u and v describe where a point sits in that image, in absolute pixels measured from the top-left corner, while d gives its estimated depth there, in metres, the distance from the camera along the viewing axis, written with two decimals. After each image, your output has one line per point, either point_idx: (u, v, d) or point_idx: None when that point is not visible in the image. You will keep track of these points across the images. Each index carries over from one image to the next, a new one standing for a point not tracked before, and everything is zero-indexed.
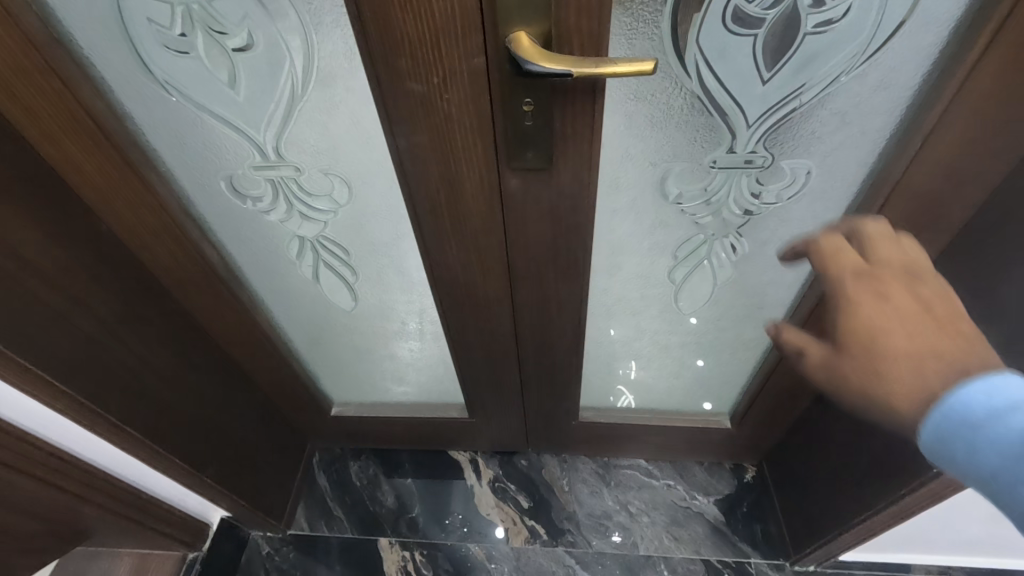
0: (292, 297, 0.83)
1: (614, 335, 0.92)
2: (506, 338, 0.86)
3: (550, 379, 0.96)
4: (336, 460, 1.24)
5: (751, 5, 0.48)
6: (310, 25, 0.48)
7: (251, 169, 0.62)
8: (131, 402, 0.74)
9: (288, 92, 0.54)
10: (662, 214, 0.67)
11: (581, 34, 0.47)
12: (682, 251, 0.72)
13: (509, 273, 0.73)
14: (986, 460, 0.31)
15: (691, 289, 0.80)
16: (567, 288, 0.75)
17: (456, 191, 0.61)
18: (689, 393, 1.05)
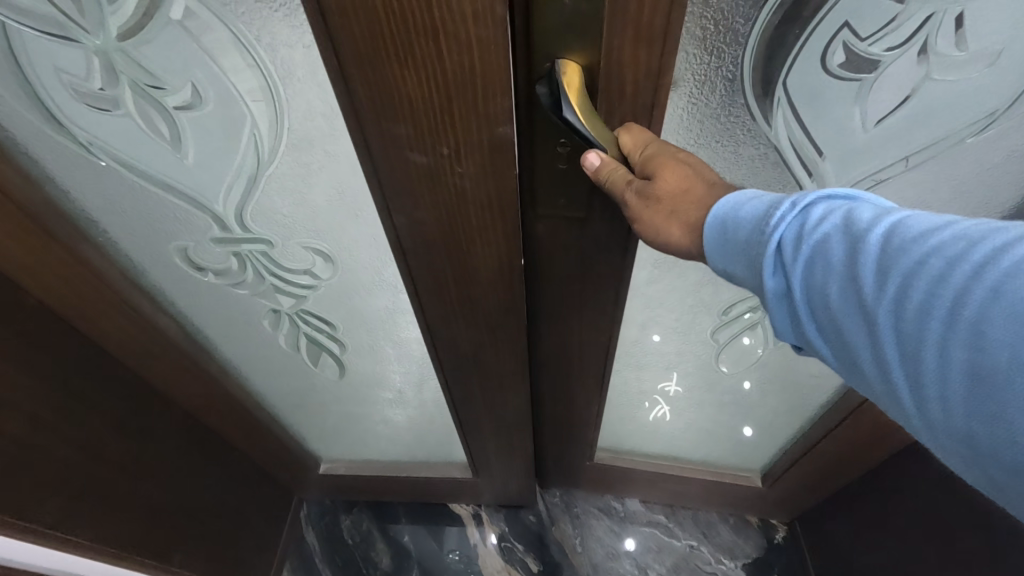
0: (273, 368, 0.72)
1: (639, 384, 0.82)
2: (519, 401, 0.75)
3: (566, 426, 0.86)
4: (326, 513, 1.14)
5: (863, 44, 0.39)
6: (277, 80, 0.36)
7: (212, 241, 0.50)
8: (77, 505, 0.63)
9: (252, 157, 0.41)
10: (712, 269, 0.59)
11: (637, 66, 0.35)
12: (731, 309, 0.66)
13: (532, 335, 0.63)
14: (742, 234, 0.33)
15: (738, 348, 0.73)
16: (594, 346, 0.65)
17: (466, 269, 0.49)
18: (717, 445, 0.96)
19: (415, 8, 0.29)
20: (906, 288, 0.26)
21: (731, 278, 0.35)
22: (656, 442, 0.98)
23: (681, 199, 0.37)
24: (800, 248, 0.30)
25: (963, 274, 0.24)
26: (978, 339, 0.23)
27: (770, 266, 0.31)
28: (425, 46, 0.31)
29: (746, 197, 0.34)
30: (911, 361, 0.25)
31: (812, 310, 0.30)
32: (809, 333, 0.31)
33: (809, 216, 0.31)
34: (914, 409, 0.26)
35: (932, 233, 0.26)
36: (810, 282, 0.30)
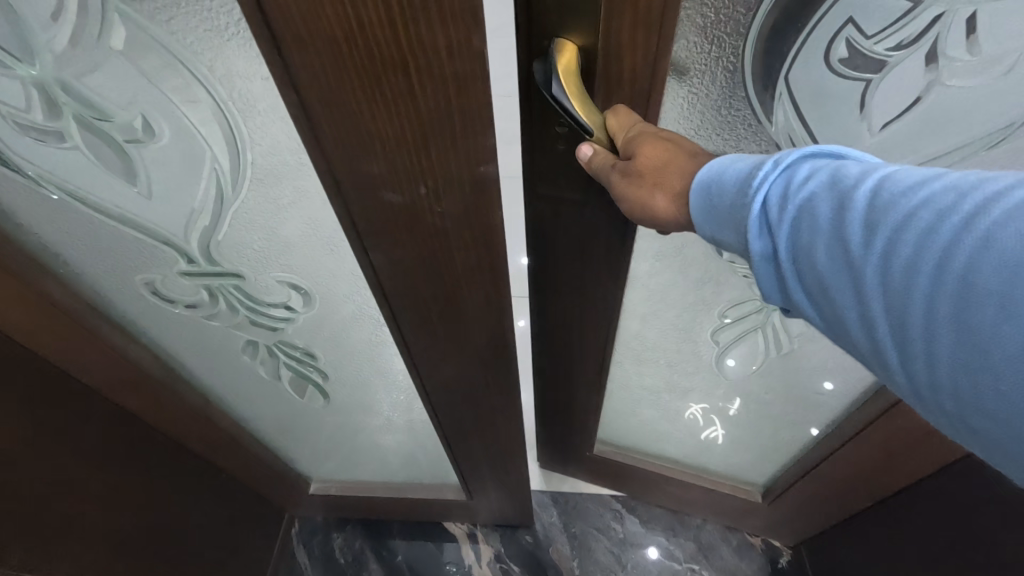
0: (256, 396, 0.69)
1: (638, 379, 0.85)
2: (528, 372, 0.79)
3: (571, 410, 0.88)
4: (319, 530, 1.11)
5: (869, 41, 0.35)
6: (236, 112, 0.32)
7: (180, 274, 0.46)
8: (49, 539, 0.60)
9: (214, 191, 0.37)
10: (710, 267, 0.59)
11: (632, 49, 0.34)
12: (730, 315, 0.65)
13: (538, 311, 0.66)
14: (726, 196, 0.30)
15: (739, 354, 0.72)
16: (598, 334, 0.66)
17: (453, 308, 0.46)
18: (717, 453, 0.97)
19: (381, 37, 0.26)
20: (896, 245, 0.23)
21: (717, 246, 0.31)
22: (654, 440, 1.00)
23: (663, 173, 0.34)
24: (784, 206, 0.27)
25: (955, 227, 0.21)
26: (971, 296, 0.20)
27: (754, 228, 0.28)
28: (394, 82, 0.28)
29: (729, 160, 0.31)
30: (901, 324, 0.23)
31: (798, 274, 0.27)
32: (794, 296, 0.28)
33: (791, 170, 0.27)
34: (903, 374, 0.23)
35: (923, 184, 0.23)
36: (795, 244, 0.26)
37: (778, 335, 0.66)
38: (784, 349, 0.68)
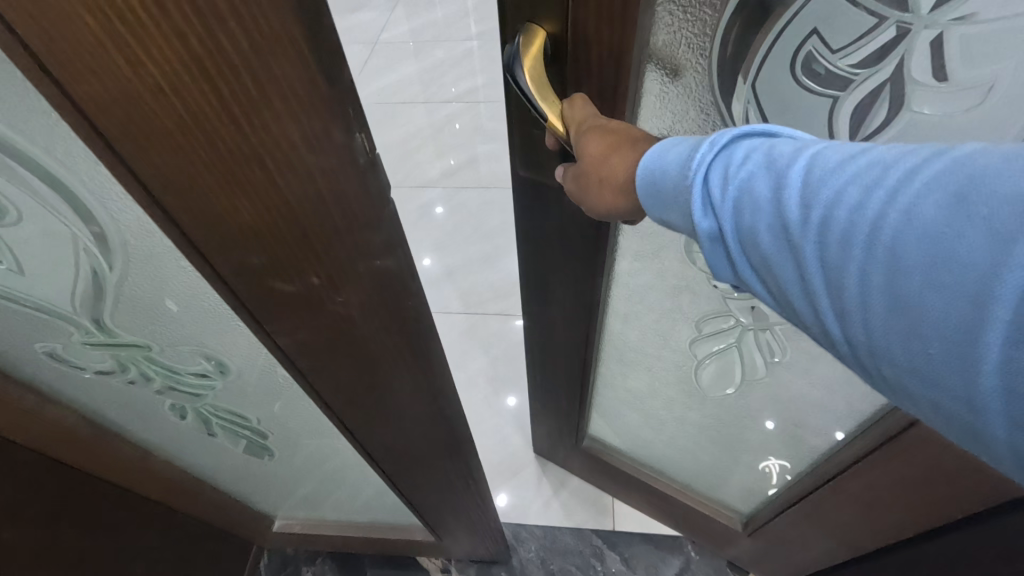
0: (200, 448, 0.65)
1: (629, 378, 1.02)
2: (538, 337, 0.93)
3: (569, 395, 1.02)
4: (287, 563, 1.07)
5: (833, 56, 0.41)
6: (94, 190, 0.27)
7: (83, 343, 0.41)
8: None
9: (93, 266, 0.33)
10: (686, 273, 0.72)
11: (599, 43, 0.41)
12: (703, 330, 0.80)
13: (547, 279, 0.79)
14: (671, 175, 0.33)
15: (722, 366, 0.85)
16: (594, 311, 0.79)
17: (377, 382, 0.42)
18: (694, 465, 1.11)
19: (229, 134, 0.22)
20: (829, 221, 0.25)
21: (668, 227, 0.35)
22: (641, 445, 1.16)
23: (602, 169, 0.41)
24: (726, 187, 0.29)
25: (879, 201, 0.24)
26: (896, 264, 0.23)
27: (700, 208, 0.31)
28: (251, 170, 0.24)
29: (671, 145, 0.34)
30: (835, 290, 0.25)
31: (742, 250, 0.29)
32: (742, 272, 0.30)
33: (730, 153, 0.30)
34: (843, 339, 0.26)
35: (849, 161, 0.25)
36: (740, 223, 0.29)
37: (751, 353, 0.79)
38: (761, 372, 0.81)
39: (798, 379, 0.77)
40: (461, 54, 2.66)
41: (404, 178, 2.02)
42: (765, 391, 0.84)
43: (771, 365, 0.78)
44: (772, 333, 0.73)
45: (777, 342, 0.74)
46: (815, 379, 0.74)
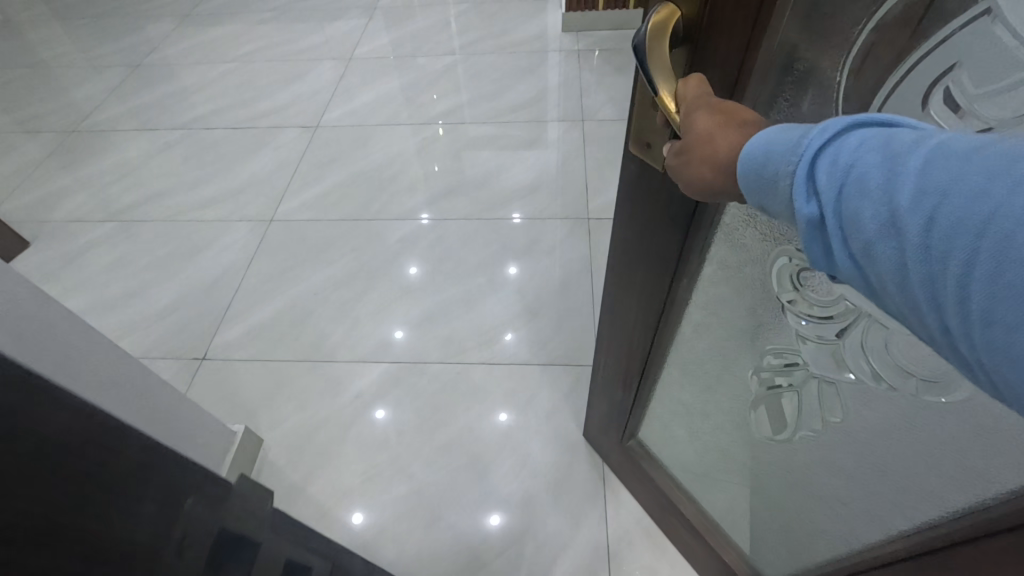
0: None
1: (683, 390, 1.00)
2: (613, 319, 0.96)
3: (628, 386, 1.03)
4: None
5: (973, 96, 0.36)
6: None
7: None
8: None
9: None
10: (761, 299, 0.68)
11: (735, 22, 0.42)
12: (767, 359, 0.74)
13: (637, 265, 0.81)
14: (775, 158, 0.31)
15: (776, 406, 0.78)
16: (668, 306, 0.80)
17: None
18: (728, 502, 1.05)
19: None
20: (940, 208, 0.23)
21: (768, 212, 0.34)
22: (677, 464, 1.13)
23: (705, 147, 0.39)
24: (832, 171, 0.28)
25: (1003, 190, 0.21)
26: (1009, 257, 0.21)
27: (803, 194, 0.29)
28: None
29: (780, 131, 0.33)
30: (939, 279, 0.24)
31: (844, 236, 0.28)
32: (841, 261, 0.29)
33: (839, 140, 0.28)
34: (944, 330, 0.25)
35: (977, 150, 0.23)
36: (843, 208, 0.28)
37: (809, 406, 0.71)
38: (800, 428, 0.75)
39: (845, 446, 0.70)
40: (438, 70, 2.55)
41: (381, 209, 1.91)
42: (812, 451, 0.75)
43: (826, 423, 0.70)
44: (839, 392, 0.65)
45: (837, 403, 0.66)
46: (867, 452, 0.66)
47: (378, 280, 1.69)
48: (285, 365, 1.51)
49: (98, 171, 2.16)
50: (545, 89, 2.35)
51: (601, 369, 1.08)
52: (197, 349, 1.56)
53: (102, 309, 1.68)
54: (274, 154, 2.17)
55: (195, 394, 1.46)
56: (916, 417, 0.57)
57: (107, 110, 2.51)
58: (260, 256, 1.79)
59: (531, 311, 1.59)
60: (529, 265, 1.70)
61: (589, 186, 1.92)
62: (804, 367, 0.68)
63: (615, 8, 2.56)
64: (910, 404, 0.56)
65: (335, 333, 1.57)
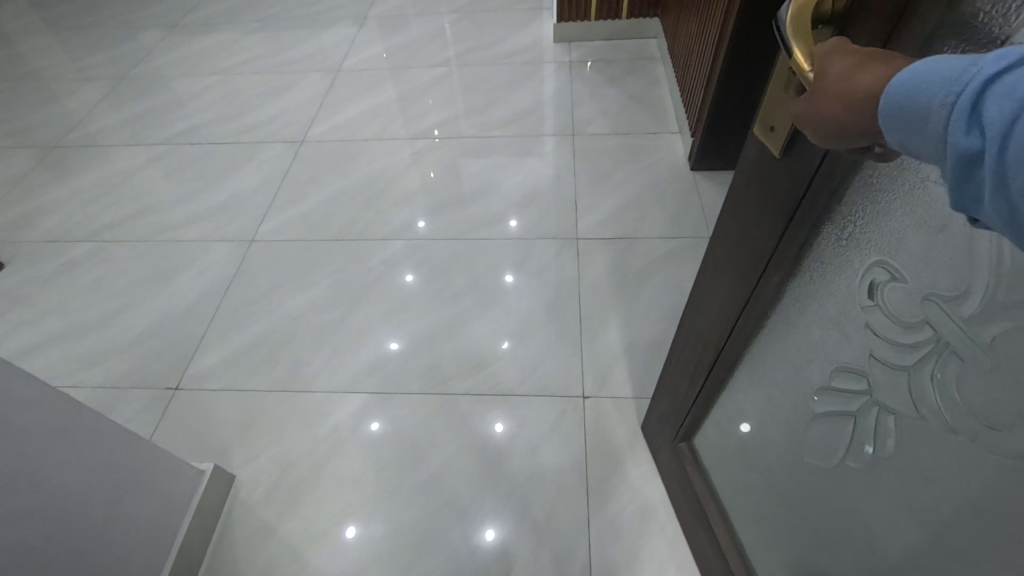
0: None
1: (743, 400, 0.94)
2: (698, 310, 0.91)
3: (693, 383, 1.00)
4: None
5: None
6: None
7: None
8: None
9: None
10: (847, 311, 0.62)
11: None
12: (834, 378, 0.67)
13: (728, 257, 0.76)
14: (927, 92, 0.31)
15: (827, 432, 0.71)
16: (746, 304, 0.75)
17: None
18: (757, 532, 0.99)
19: None
20: None
21: (911, 152, 0.34)
22: (721, 478, 1.09)
23: (836, 85, 0.38)
24: (1000, 100, 0.28)
25: None
26: None
27: (962, 126, 0.29)
28: None
29: (934, 65, 0.32)
30: None
31: (1004, 169, 0.28)
32: (993, 195, 0.29)
33: (1014, 70, 0.28)
34: None
35: None
36: (1008, 139, 0.27)
37: (858, 437, 0.65)
38: (842, 458, 0.69)
39: (888, 488, 0.63)
40: (427, 82, 2.49)
41: (364, 229, 1.85)
42: (852, 490, 0.69)
43: (870, 458, 0.64)
44: (897, 430, 0.59)
45: (893, 437, 0.60)
46: (908, 496, 0.60)
47: (358, 308, 1.63)
48: (260, 396, 1.45)
49: (76, 190, 2.11)
50: (536, 102, 2.30)
51: (677, 356, 1.05)
52: (172, 378, 1.51)
53: (74, 335, 1.63)
54: (259, 171, 2.12)
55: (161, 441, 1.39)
56: (976, 469, 0.51)
57: (88, 125, 2.46)
58: (239, 279, 1.73)
59: (519, 336, 1.53)
60: (520, 285, 1.65)
61: (580, 204, 1.86)
62: (865, 394, 0.62)
63: (608, 18, 2.51)
64: (974, 453, 0.50)
65: (311, 364, 1.51)
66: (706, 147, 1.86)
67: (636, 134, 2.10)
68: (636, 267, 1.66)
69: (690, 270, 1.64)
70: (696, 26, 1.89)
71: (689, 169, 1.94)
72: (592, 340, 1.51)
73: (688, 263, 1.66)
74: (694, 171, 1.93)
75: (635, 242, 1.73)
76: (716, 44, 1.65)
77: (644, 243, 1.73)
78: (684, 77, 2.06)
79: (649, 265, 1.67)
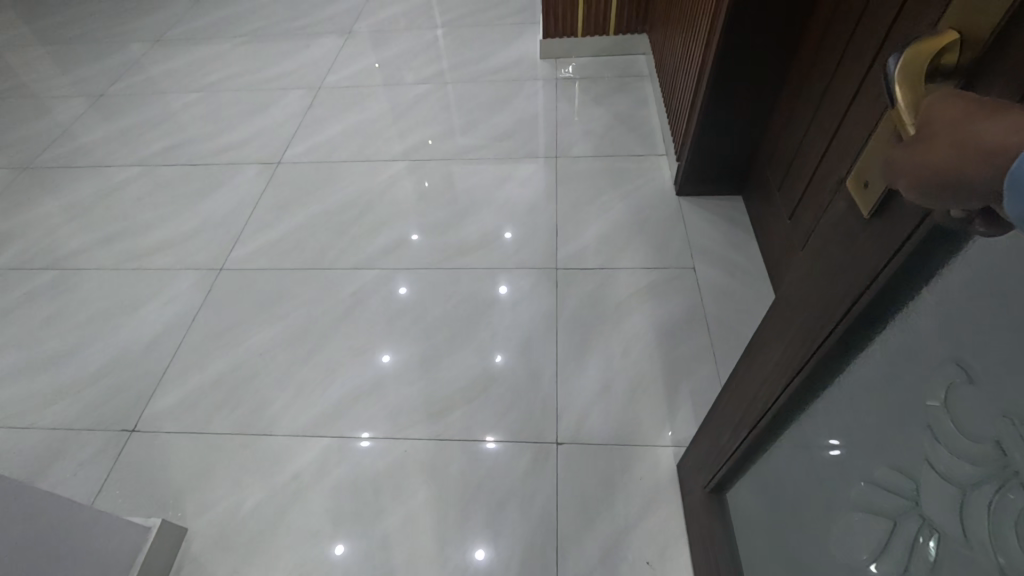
0: None
1: (774, 467, 0.82)
2: (748, 364, 0.78)
3: (733, 440, 0.88)
4: None
5: None
6: None
7: None
8: None
9: None
10: (906, 407, 0.51)
11: None
12: (878, 477, 0.56)
13: (785, 317, 0.64)
14: None
15: (863, 533, 0.60)
16: (794, 375, 0.63)
17: None
18: None
19: None
20: None
21: None
22: (742, 543, 0.96)
23: (950, 141, 0.32)
24: None
25: None
26: None
27: None
28: None
29: None
30: None
31: None
32: None
33: None
34: None
35: None
36: None
37: (894, 548, 0.55)
38: (872, 562, 0.59)
39: None
40: (410, 100, 2.44)
41: (337, 257, 1.79)
42: None
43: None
44: (940, 555, 0.49)
45: (935, 562, 0.50)
46: None
47: (325, 344, 1.56)
48: (218, 440, 1.39)
49: (45, 213, 2.06)
50: (520, 122, 2.24)
51: (721, 405, 0.93)
52: (128, 420, 1.45)
53: (31, 370, 1.57)
54: (233, 194, 2.06)
55: (106, 501, 1.31)
56: None
57: (63, 145, 2.41)
58: (204, 311, 1.67)
59: (493, 377, 1.46)
60: (495, 320, 1.58)
61: (560, 232, 1.80)
62: (909, 500, 0.52)
63: (594, 35, 2.45)
64: None
65: (275, 405, 1.44)
66: (691, 172, 1.79)
67: (623, 156, 2.03)
68: (618, 299, 1.60)
69: (672, 304, 1.58)
70: (681, 46, 1.83)
71: (676, 194, 1.87)
72: (569, 380, 1.44)
73: (672, 297, 1.59)
74: (678, 197, 1.86)
75: (615, 274, 1.66)
76: (700, 68, 1.59)
77: (627, 274, 1.66)
78: (669, 98, 2.00)
79: (632, 297, 1.60)
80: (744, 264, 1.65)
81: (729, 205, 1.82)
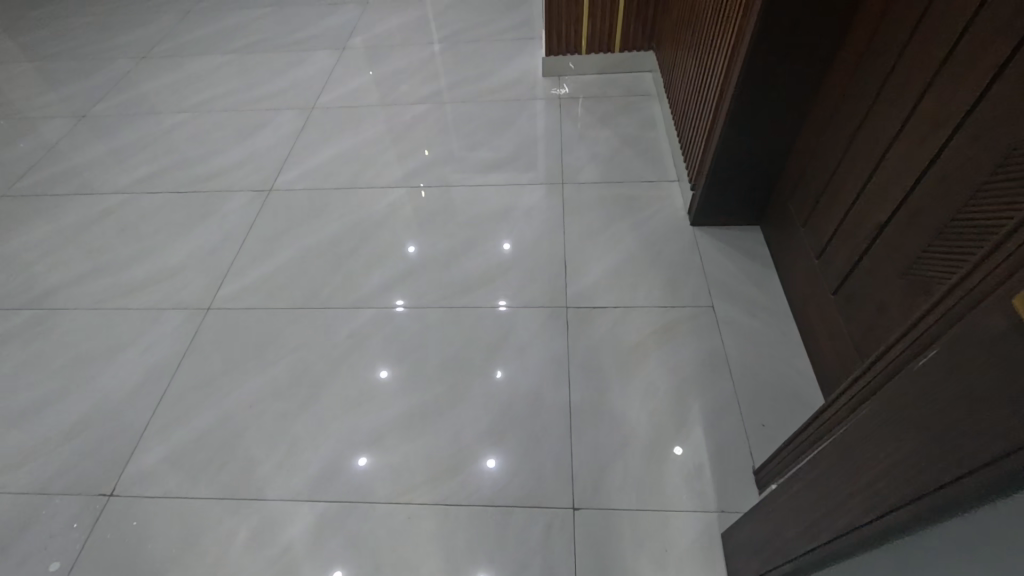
0: None
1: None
2: (831, 461, 0.69)
3: (803, 538, 0.77)
4: None
5: None
6: None
7: None
8: None
9: None
10: None
11: None
12: None
13: (900, 425, 0.55)
14: None
15: None
16: (918, 502, 0.52)
17: None
18: None
19: None
20: None
21: None
22: None
23: None
24: None
25: None
26: None
27: None
28: None
29: None
30: None
31: None
32: None
33: None
34: None
35: None
36: None
37: None
38: None
39: None
40: (407, 120, 2.34)
41: (333, 294, 1.68)
42: None
43: None
44: None
45: None
46: None
47: (320, 392, 1.46)
48: (204, 505, 1.28)
49: (23, 246, 1.94)
50: (523, 145, 2.14)
51: (787, 494, 0.82)
52: (107, 482, 1.33)
53: (4, 424, 1.46)
54: (222, 224, 1.95)
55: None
56: None
57: (45, 170, 2.29)
58: (191, 356, 1.56)
59: (504, 430, 1.36)
60: (503, 364, 1.48)
61: (569, 265, 1.70)
62: None
63: (598, 52, 2.36)
64: None
65: (267, 463, 1.33)
66: (705, 203, 1.69)
67: (633, 182, 1.94)
68: (634, 340, 1.50)
69: (693, 346, 1.48)
70: (693, 71, 1.75)
71: (689, 224, 1.78)
72: (583, 432, 1.34)
73: (690, 338, 1.49)
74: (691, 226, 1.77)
75: (629, 311, 1.57)
76: (716, 99, 1.51)
77: (640, 312, 1.56)
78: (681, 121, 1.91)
79: (648, 338, 1.51)
80: (766, 301, 1.55)
81: (749, 235, 1.73)
